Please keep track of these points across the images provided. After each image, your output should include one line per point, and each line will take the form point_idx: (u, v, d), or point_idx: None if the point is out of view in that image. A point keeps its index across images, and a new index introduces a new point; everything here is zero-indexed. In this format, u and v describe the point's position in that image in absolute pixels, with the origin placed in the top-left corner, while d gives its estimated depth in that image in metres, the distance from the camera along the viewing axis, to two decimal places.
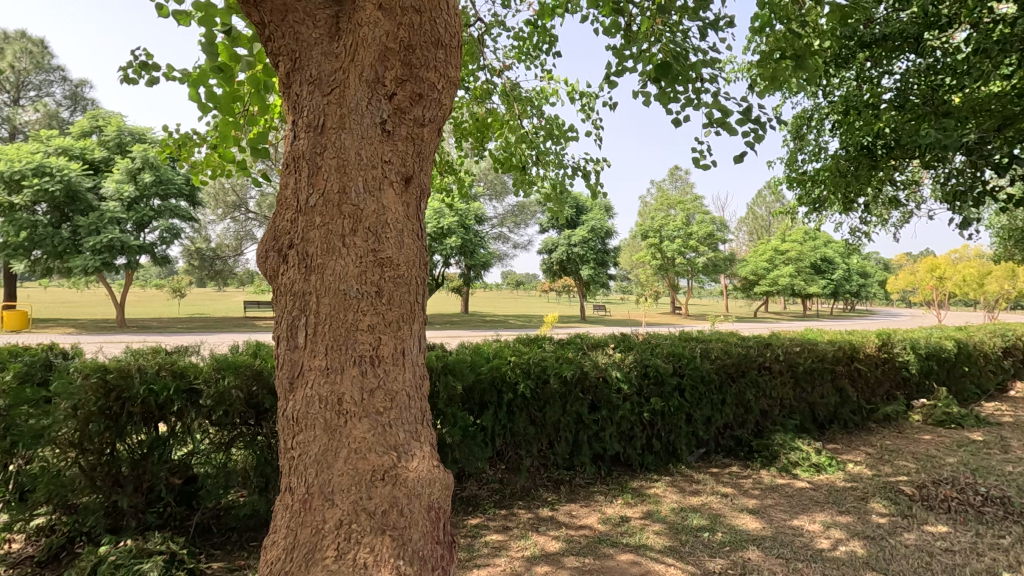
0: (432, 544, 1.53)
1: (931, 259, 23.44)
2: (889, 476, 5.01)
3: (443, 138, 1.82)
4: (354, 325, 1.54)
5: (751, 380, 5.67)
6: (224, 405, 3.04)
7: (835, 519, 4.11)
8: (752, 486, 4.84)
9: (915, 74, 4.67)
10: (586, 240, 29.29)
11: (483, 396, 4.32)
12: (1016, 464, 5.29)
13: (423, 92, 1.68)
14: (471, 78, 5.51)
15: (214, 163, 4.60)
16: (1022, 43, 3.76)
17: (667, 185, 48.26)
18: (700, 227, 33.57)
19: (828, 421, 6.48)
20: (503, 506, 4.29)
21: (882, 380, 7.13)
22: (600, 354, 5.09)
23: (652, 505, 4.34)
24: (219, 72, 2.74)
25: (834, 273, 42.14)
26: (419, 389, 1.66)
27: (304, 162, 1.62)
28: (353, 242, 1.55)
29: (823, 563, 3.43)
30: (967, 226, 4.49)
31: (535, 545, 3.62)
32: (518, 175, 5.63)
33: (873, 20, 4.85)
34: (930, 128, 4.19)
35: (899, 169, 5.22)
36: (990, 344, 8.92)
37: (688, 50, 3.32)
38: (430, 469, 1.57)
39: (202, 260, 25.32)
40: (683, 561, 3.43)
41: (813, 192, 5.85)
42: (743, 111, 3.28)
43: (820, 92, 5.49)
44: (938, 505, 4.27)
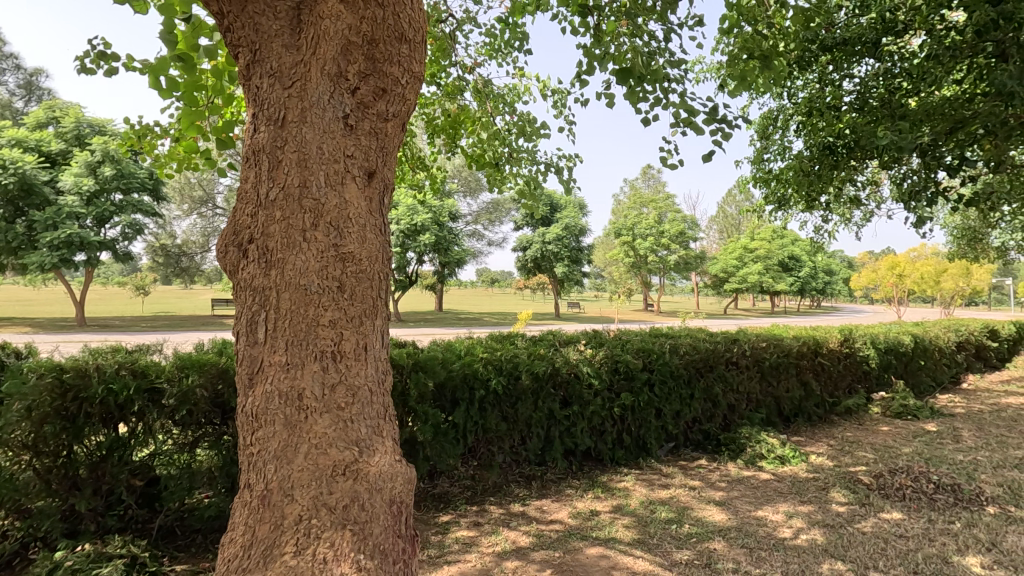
0: (394, 538, 1.52)
1: (891, 256, 24.29)
2: (849, 466, 5.19)
3: (407, 134, 1.82)
4: (314, 320, 1.53)
5: (718, 375, 5.79)
6: (188, 404, 2.98)
7: (797, 509, 4.24)
8: (719, 478, 4.95)
9: (874, 78, 4.82)
10: (560, 238, 29.48)
11: (455, 393, 4.30)
12: (966, 453, 5.53)
13: (386, 86, 1.68)
14: (443, 75, 5.47)
15: (178, 156, 4.48)
16: (970, 51, 3.94)
17: (639, 183, 48.78)
18: (672, 225, 34.06)
19: (793, 414, 6.66)
20: (474, 502, 4.30)
21: (845, 374, 7.36)
22: (572, 350, 5.14)
23: (622, 499, 4.41)
24: (178, 62, 2.64)
25: (800, 271, 43.29)
26: (381, 384, 1.66)
27: (264, 155, 1.60)
28: (314, 237, 1.54)
29: (785, 551, 3.54)
30: (921, 225, 4.67)
31: (505, 540, 3.64)
32: (491, 172, 5.63)
33: (834, 25, 4.99)
34: (886, 130, 4.35)
35: (860, 170, 5.38)
36: (944, 339, 9.30)
37: (655, 50, 3.38)
38: (392, 463, 1.57)
39: (168, 257, 24.71)
40: (650, 553, 3.50)
41: (778, 191, 5.99)
42: (710, 111, 3.35)
43: (785, 93, 5.62)
44: (894, 494, 4.44)
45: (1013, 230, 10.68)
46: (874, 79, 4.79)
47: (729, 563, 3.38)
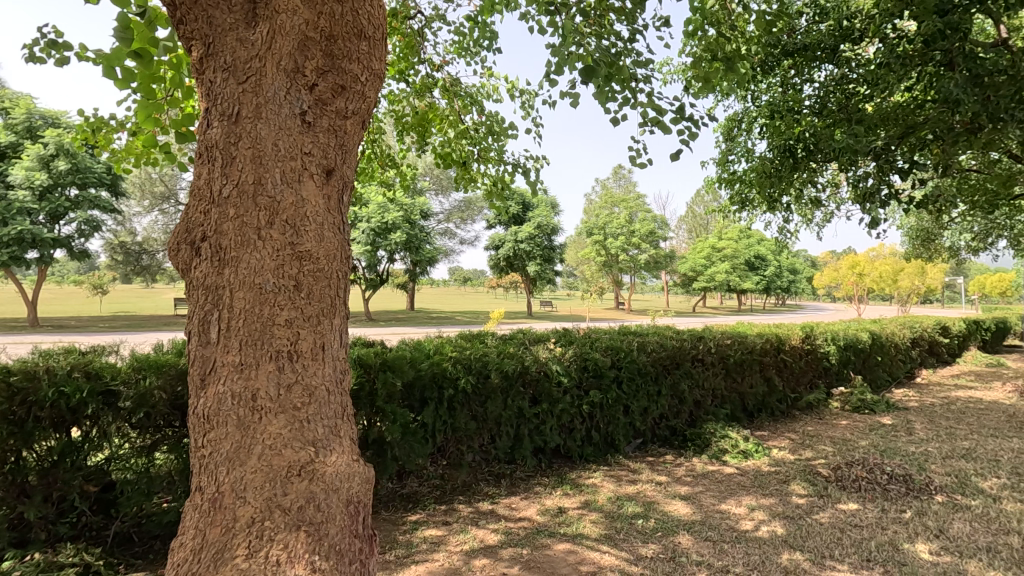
0: (350, 538, 1.51)
1: (851, 255, 25.17)
2: (809, 459, 5.36)
3: (367, 132, 1.80)
4: (269, 319, 1.50)
5: (685, 371, 5.91)
6: (146, 407, 2.89)
7: (758, 502, 4.36)
8: (685, 473, 5.06)
9: (832, 83, 4.96)
10: (532, 237, 29.58)
11: (423, 393, 4.28)
12: (918, 445, 5.78)
13: (345, 83, 1.66)
14: (412, 72, 5.43)
15: (135, 150, 4.34)
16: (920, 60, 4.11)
17: (610, 183, 49.23)
18: (643, 225, 34.53)
19: (757, 409, 6.84)
20: (443, 501, 4.29)
21: (806, 370, 7.58)
22: (542, 348, 5.17)
23: (590, 495, 4.46)
24: (134, 55, 2.56)
25: (766, 270, 44.40)
26: (339, 383, 1.64)
27: (217, 151, 1.56)
28: (269, 235, 1.52)
29: (747, 543, 3.64)
30: (875, 225, 4.83)
31: (474, 538, 3.64)
32: (460, 170, 5.61)
33: (795, 30, 5.12)
34: (843, 134, 4.49)
35: (820, 171, 5.54)
36: (899, 335, 9.68)
37: (621, 51, 3.42)
38: (349, 463, 1.56)
39: (127, 255, 23.87)
40: (617, 548, 3.55)
41: (742, 192, 6.13)
42: (677, 111, 3.41)
43: (749, 96, 5.74)
44: (850, 485, 4.61)
45: (963, 231, 11.17)
46: (833, 84, 4.94)
47: (693, 556, 3.45)
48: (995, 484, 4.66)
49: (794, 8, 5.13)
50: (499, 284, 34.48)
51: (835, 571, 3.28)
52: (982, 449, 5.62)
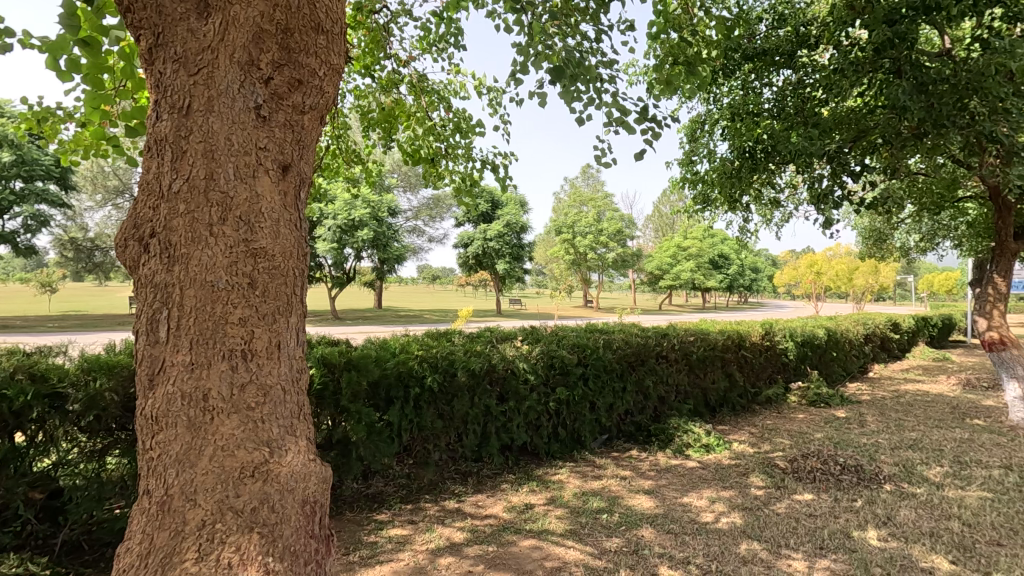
0: (306, 538, 1.50)
1: (809, 254, 26.05)
2: (767, 452, 5.53)
3: (326, 127, 1.78)
4: (222, 317, 1.47)
5: (649, 368, 6.01)
6: (96, 409, 2.79)
7: (719, 494, 4.48)
8: (649, 467, 5.15)
9: (789, 88, 5.12)
10: (501, 235, 29.60)
11: (389, 392, 4.23)
12: (869, 436, 6.03)
13: (302, 77, 1.64)
14: (378, 67, 5.36)
15: (85, 142, 4.16)
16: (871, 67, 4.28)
17: (579, 182, 49.77)
18: (610, 224, 34.97)
19: (719, 404, 7.02)
20: (409, 500, 4.26)
21: (766, 366, 7.81)
22: (509, 346, 5.19)
23: (556, 491, 4.50)
24: (81, 43, 2.46)
25: (730, 269, 45.53)
26: (295, 382, 1.62)
27: (166, 145, 1.52)
28: (221, 231, 1.48)
29: (707, 535, 3.74)
30: (829, 226, 5.01)
31: (439, 537, 3.63)
32: (427, 167, 5.57)
33: (754, 36, 5.25)
34: (799, 136, 4.64)
35: (778, 173, 5.72)
36: (854, 331, 10.07)
37: (587, 51, 3.45)
38: (305, 463, 1.55)
39: (78, 252, 22.81)
40: (582, 543, 3.60)
41: (705, 192, 6.27)
42: (641, 111, 3.47)
43: (711, 99, 5.86)
44: (806, 476, 4.78)
45: (912, 231, 11.69)
46: (790, 88, 5.09)
47: (655, 548, 3.53)
48: (939, 472, 4.91)
49: (754, 14, 5.27)
50: (469, 283, 34.41)
51: (790, 560, 3.40)
52: (927, 440, 5.91)
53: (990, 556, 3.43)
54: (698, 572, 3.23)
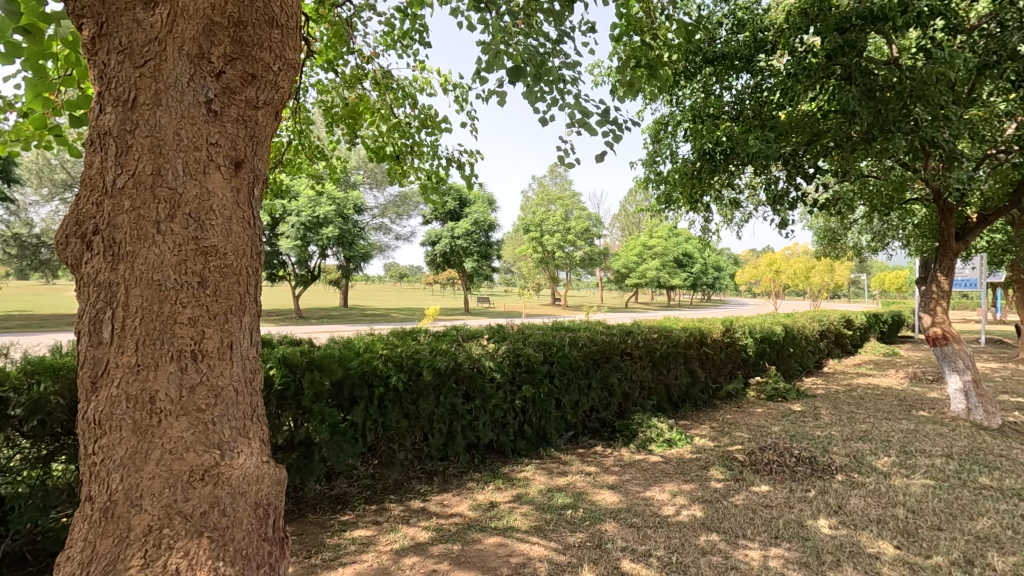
0: (258, 541, 1.49)
1: (769, 253, 26.86)
2: (727, 445, 5.69)
3: (280, 123, 1.75)
4: (170, 318, 1.42)
5: (614, 365, 6.10)
6: (41, 414, 2.66)
7: (680, 487, 4.59)
8: (613, 463, 5.24)
9: (747, 91, 5.26)
10: (469, 233, 29.53)
11: (353, 392, 4.18)
12: (822, 429, 6.27)
13: (256, 71, 1.60)
14: (341, 62, 5.26)
15: (27, 133, 3.95)
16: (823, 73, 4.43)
17: (546, 180, 50.07)
18: (578, 222, 35.29)
19: (681, 400, 7.18)
20: (374, 501, 4.22)
21: (727, 361, 8.03)
22: (475, 345, 5.19)
23: (522, 488, 4.53)
24: (21, 29, 2.34)
25: (694, 267, 46.56)
26: (248, 383, 1.59)
27: (111, 139, 1.46)
28: (169, 229, 1.44)
29: (668, 527, 3.83)
30: (785, 226, 5.18)
31: (404, 537, 3.61)
32: (392, 165, 5.51)
33: (715, 40, 5.37)
34: (757, 139, 4.78)
35: (737, 174, 5.88)
36: (809, 328, 10.44)
37: (550, 52, 3.47)
38: (258, 465, 1.54)
39: (23, 249, 21.64)
40: (546, 539, 3.63)
41: (668, 192, 6.39)
42: (603, 112, 3.52)
43: (674, 101, 5.97)
44: (762, 468, 4.95)
45: (864, 231, 12.18)
46: (748, 92, 5.23)
47: (618, 542, 3.59)
48: (886, 462, 5.14)
49: (715, 18, 5.38)
50: (436, 281, 34.21)
51: (747, 549, 3.51)
52: (876, 431, 6.18)
53: (931, 540, 3.62)
54: (659, 564, 3.31)
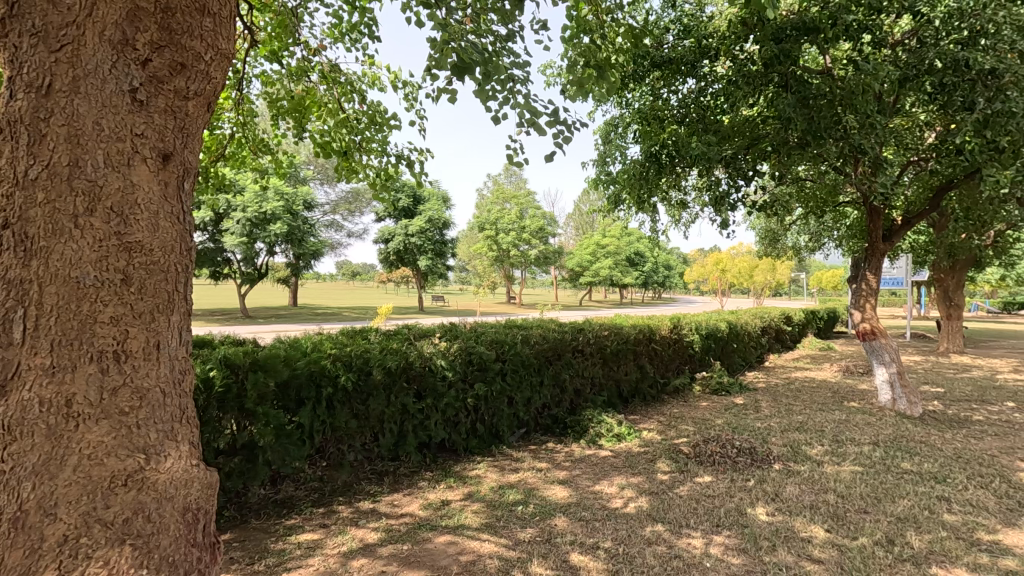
0: (186, 547, 1.48)
1: (715, 252, 27.86)
2: (673, 438, 5.88)
3: (211, 114, 1.72)
4: (90, 317, 1.38)
5: (565, 362, 6.19)
6: None
7: (629, 480, 4.71)
8: (564, 458, 5.32)
9: (692, 96, 5.44)
10: (423, 232, 29.19)
11: (300, 393, 4.07)
12: (762, 420, 6.57)
13: (186, 61, 1.57)
14: (286, 54, 5.10)
15: None
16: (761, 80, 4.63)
17: (501, 179, 50.22)
18: (533, 221, 35.53)
19: (631, 395, 7.36)
20: (321, 503, 4.12)
21: (674, 357, 8.29)
22: (427, 343, 5.14)
23: (473, 486, 4.54)
24: None
25: (645, 266, 47.75)
26: (176, 385, 1.57)
27: (22, 127, 1.38)
28: (89, 224, 1.39)
29: (616, 520, 3.93)
30: (726, 226, 5.39)
31: (352, 539, 3.55)
32: (340, 160, 5.39)
33: (662, 44, 5.51)
34: (700, 143, 4.95)
35: (683, 175, 6.07)
36: (752, 324, 10.91)
37: (500, 51, 3.49)
38: (186, 469, 1.52)
39: None
40: (497, 535, 3.65)
41: (617, 192, 6.53)
42: (552, 113, 3.57)
43: (623, 102, 6.08)
44: (706, 459, 5.14)
45: (802, 232, 12.80)
46: (692, 96, 5.41)
47: (567, 536, 3.65)
48: (819, 450, 5.44)
49: (662, 23, 5.53)
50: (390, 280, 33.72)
51: (690, 538, 3.64)
52: (811, 422, 6.53)
53: (857, 523, 3.86)
54: (607, 556, 3.39)
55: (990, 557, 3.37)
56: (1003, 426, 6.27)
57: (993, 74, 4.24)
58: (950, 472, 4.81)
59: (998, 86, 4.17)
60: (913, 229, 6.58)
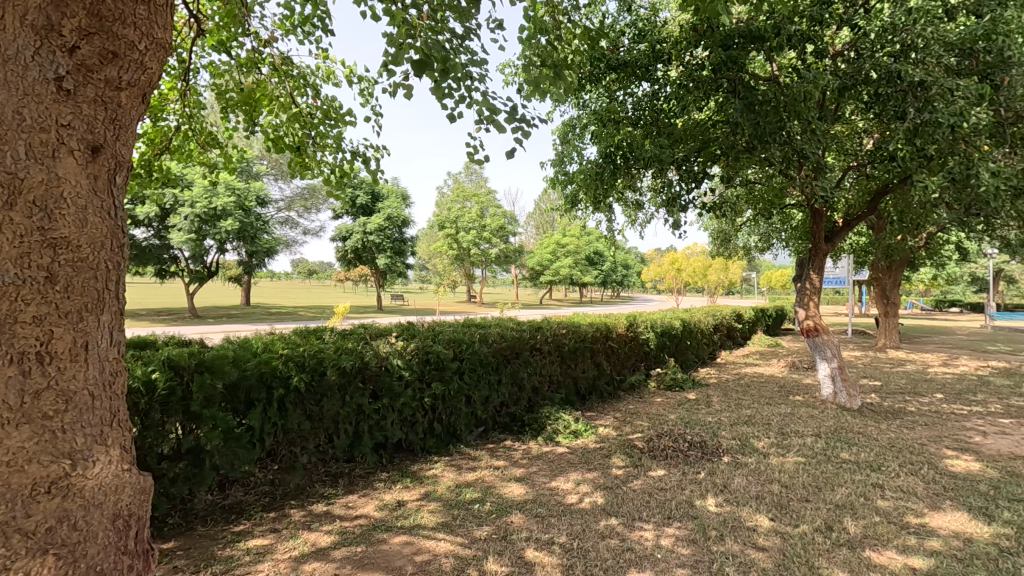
0: (115, 555, 1.55)
1: (671, 252, 28.57)
2: (628, 434, 6.01)
3: (145, 104, 1.72)
4: (10, 315, 1.38)
5: (523, 360, 6.22)
6: None
7: (584, 476, 4.78)
8: (522, 456, 5.36)
9: (646, 99, 5.57)
10: (381, 229, 28.73)
11: (250, 394, 3.95)
12: (713, 415, 6.79)
13: (118, 49, 1.56)
14: (235, 44, 4.93)
15: None
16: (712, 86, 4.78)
17: (462, 178, 50.12)
18: (493, 220, 35.56)
19: (588, 392, 7.47)
20: (272, 508, 4.01)
21: (630, 355, 8.46)
22: (383, 342, 5.08)
23: (430, 486, 4.51)
24: None
25: (604, 265, 48.51)
26: (105, 387, 1.59)
27: None
28: (10, 219, 1.39)
29: (571, 515, 3.99)
30: (678, 227, 5.55)
31: (304, 542, 3.48)
32: (293, 156, 5.26)
33: (618, 48, 5.60)
34: (653, 145, 5.06)
35: (639, 177, 6.20)
36: (705, 322, 11.24)
37: (458, 48, 3.48)
38: (115, 474, 1.58)
39: None
40: (453, 534, 3.65)
41: (573, 193, 6.61)
42: (510, 111, 3.59)
43: (581, 104, 6.16)
44: (659, 454, 5.27)
45: (752, 233, 13.28)
46: (647, 100, 5.52)
47: (523, 533, 3.68)
48: (766, 443, 5.66)
49: (618, 27, 5.62)
50: (348, 279, 33.12)
51: (642, 531, 3.74)
52: (759, 415, 6.79)
53: (799, 511, 4.04)
54: (562, 551, 3.44)
55: (918, 539, 3.59)
56: (932, 416, 6.69)
57: (923, 85, 4.51)
58: (884, 461, 5.09)
59: (927, 97, 4.45)
60: (852, 231, 6.93)
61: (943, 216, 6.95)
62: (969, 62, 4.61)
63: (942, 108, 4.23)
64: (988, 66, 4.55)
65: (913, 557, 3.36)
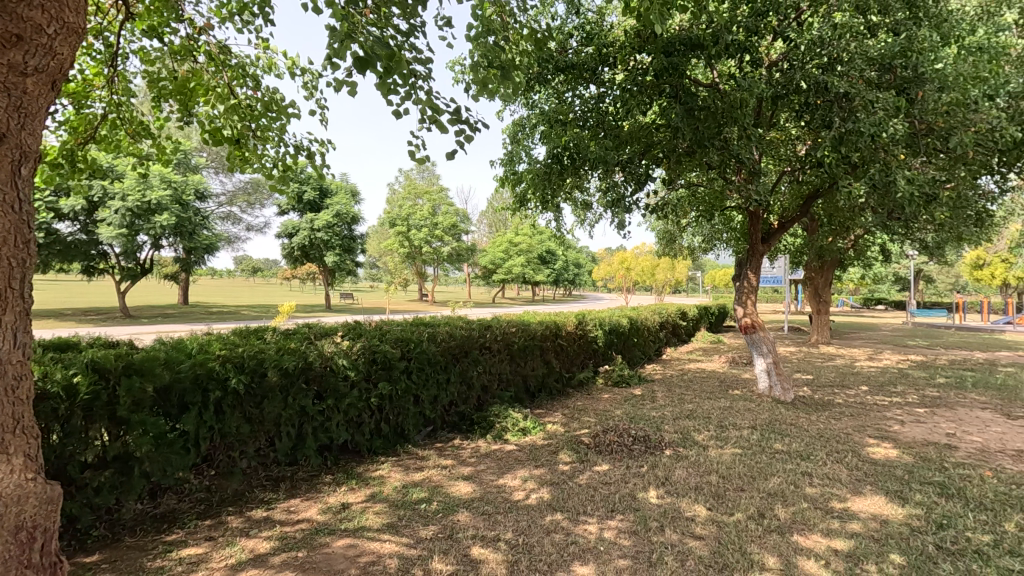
0: (21, 559, 1.78)
1: (621, 252, 29.22)
2: (576, 430, 6.12)
3: (53, 91, 1.88)
4: None
5: (472, 359, 6.22)
6: None
7: (532, 473, 4.84)
8: (470, 455, 5.37)
9: (592, 101, 5.68)
10: (330, 226, 27.99)
11: (183, 398, 3.77)
12: (657, 410, 7.00)
13: (22, 33, 1.73)
14: (168, 30, 4.70)
15: None
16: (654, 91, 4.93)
17: (414, 174, 49.59)
18: (446, 218, 35.35)
19: (538, 390, 7.55)
20: (208, 515, 3.85)
21: (579, 352, 8.60)
22: (328, 342, 4.96)
23: (376, 487, 4.45)
24: None
25: (556, 264, 49.09)
26: (11, 403, 1.80)
27: None
28: None
29: (518, 511, 4.03)
30: (623, 228, 5.70)
31: (242, 550, 3.36)
32: (232, 149, 5.06)
33: (566, 49, 5.68)
34: (598, 147, 5.18)
35: (586, 178, 6.33)
36: (651, 320, 11.57)
37: (402, 46, 3.45)
38: (19, 485, 1.79)
39: None
40: (398, 535, 3.61)
41: (522, 192, 6.66)
42: (455, 112, 3.60)
43: (530, 104, 6.21)
44: (604, 449, 5.40)
45: (695, 234, 13.76)
46: (593, 102, 5.64)
47: (469, 531, 3.69)
48: (706, 436, 5.89)
49: (566, 29, 5.70)
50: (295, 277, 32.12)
51: (586, 524, 3.82)
52: (700, 409, 7.06)
53: (735, 500, 4.23)
54: (507, 547, 3.47)
55: (841, 523, 3.83)
56: (857, 407, 7.15)
57: (847, 97, 4.81)
58: (813, 450, 5.40)
59: (851, 108, 4.74)
60: (786, 233, 7.29)
61: (867, 220, 7.42)
62: (889, 76, 4.94)
63: (864, 118, 4.52)
64: (905, 80, 4.90)
65: (836, 540, 3.58)
